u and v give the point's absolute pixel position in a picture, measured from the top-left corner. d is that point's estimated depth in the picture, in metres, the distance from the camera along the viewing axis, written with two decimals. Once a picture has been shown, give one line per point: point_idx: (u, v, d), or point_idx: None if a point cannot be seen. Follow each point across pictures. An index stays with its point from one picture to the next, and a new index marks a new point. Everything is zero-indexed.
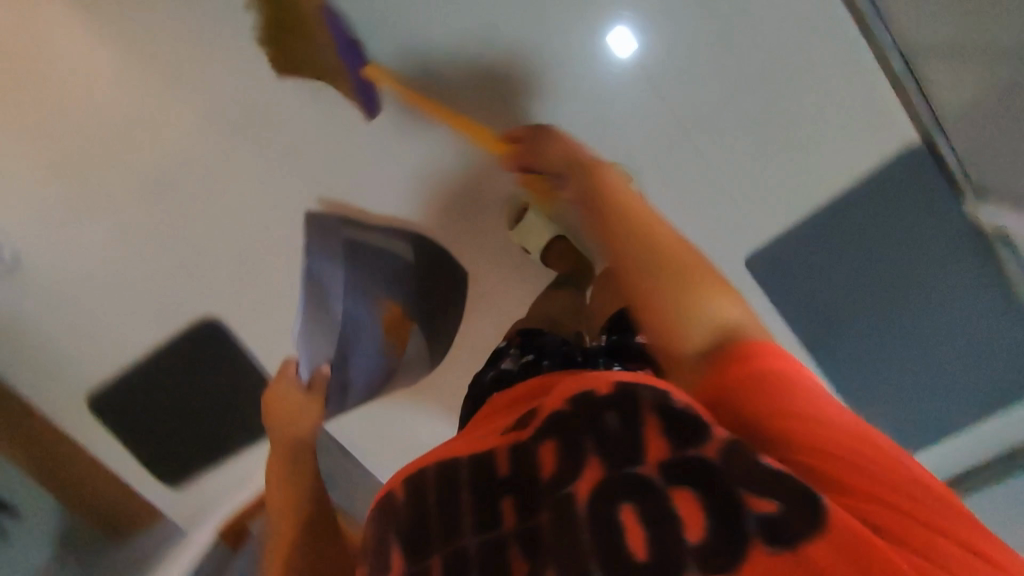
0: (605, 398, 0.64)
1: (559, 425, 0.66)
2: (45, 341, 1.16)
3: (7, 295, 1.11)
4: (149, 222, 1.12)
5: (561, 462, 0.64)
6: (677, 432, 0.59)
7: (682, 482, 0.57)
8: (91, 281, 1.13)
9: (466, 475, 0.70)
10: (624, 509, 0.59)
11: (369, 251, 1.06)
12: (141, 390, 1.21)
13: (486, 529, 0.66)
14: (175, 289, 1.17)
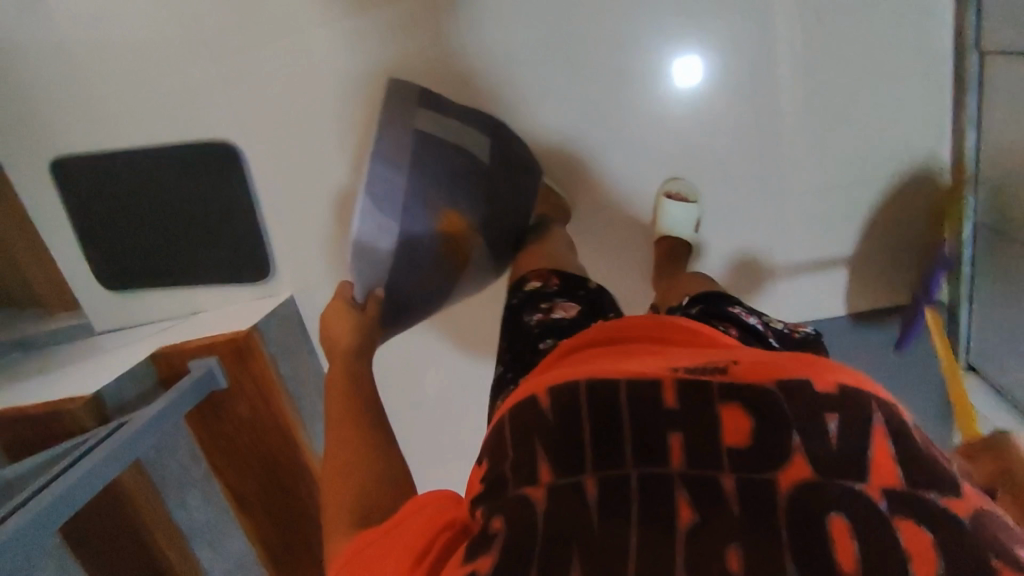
0: (840, 398, 0.48)
1: (768, 401, 0.47)
2: (37, 98, 1.07)
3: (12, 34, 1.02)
4: (189, 17, 1.02)
5: (763, 442, 0.46)
6: (926, 471, 0.45)
7: (910, 511, 0.43)
8: (104, 54, 1.04)
9: (624, 401, 0.49)
10: (833, 519, 0.42)
11: (438, 147, 1.02)
12: (121, 188, 1.11)
13: (618, 470, 0.46)
14: (197, 94, 1.06)
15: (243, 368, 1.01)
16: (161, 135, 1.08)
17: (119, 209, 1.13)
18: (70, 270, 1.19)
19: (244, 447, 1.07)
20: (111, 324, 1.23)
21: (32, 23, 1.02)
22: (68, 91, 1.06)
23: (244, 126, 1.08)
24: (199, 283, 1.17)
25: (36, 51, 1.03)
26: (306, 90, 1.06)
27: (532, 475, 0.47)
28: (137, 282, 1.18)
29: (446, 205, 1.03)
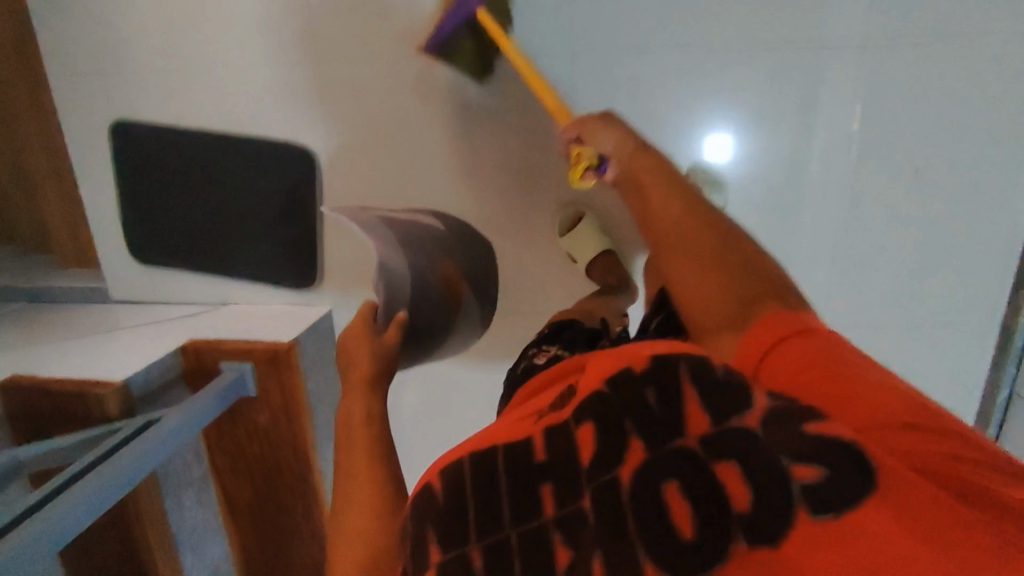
0: (645, 372, 0.45)
1: (597, 407, 0.46)
2: (104, 60, 1.04)
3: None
4: (271, 13, 0.98)
5: (605, 446, 0.45)
6: (717, 393, 0.42)
7: (729, 453, 0.40)
8: (182, 33, 1.01)
9: (501, 462, 0.49)
10: (667, 488, 0.42)
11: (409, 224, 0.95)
12: (173, 166, 1.08)
13: (520, 516, 0.47)
14: (266, 87, 1.02)
15: (276, 378, 0.98)
16: (233, 121, 1.05)
17: (171, 182, 1.09)
18: (99, 231, 1.14)
19: (251, 457, 1.03)
20: (126, 294, 1.18)
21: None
22: (145, 58, 1.03)
23: (320, 130, 1.04)
24: (235, 275, 1.13)
25: (126, 8, 1.00)
26: (390, 110, 1.01)
27: (425, 558, 0.48)
28: (172, 259, 1.14)
29: (441, 254, 0.97)
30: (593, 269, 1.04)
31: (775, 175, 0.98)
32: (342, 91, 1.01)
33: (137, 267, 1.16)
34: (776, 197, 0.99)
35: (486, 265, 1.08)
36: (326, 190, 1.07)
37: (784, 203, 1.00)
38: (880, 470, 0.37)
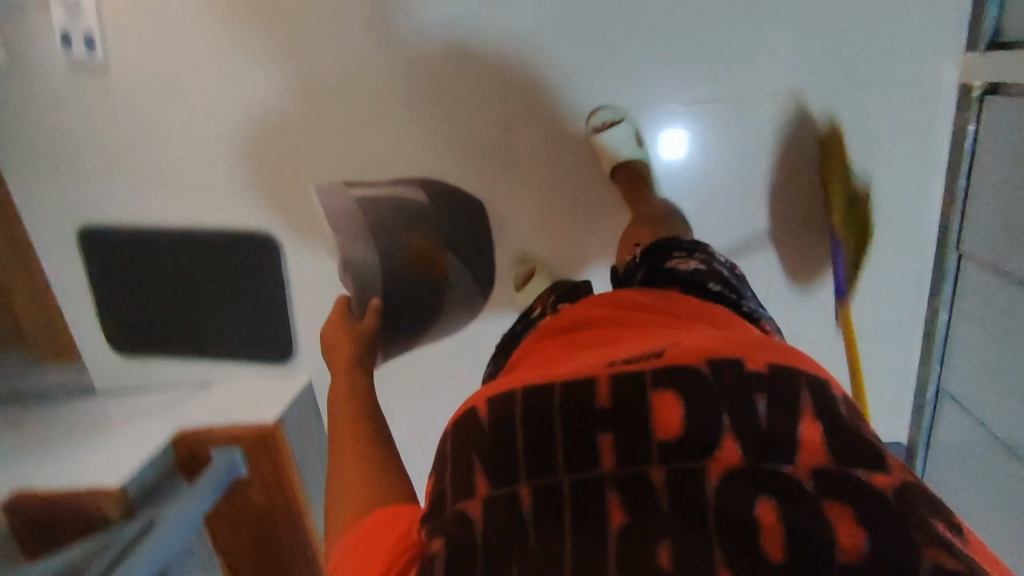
0: (763, 374, 0.45)
1: (696, 383, 0.44)
2: (64, 176, 1.08)
3: (45, 119, 1.04)
4: (221, 119, 1.04)
5: (694, 423, 0.42)
6: (847, 435, 0.41)
7: (847, 494, 0.38)
8: (137, 144, 1.06)
9: (562, 398, 0.45)
10: (763, 505, 0.38)
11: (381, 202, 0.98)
12: (143, 266, 1.12)
13: (571, 463, 0.42)
14: (224, 186, 1.08)
15: (267, 458, 1.04)
16: (199, 216, 1.10)
17: (142, 281, 1.13)
18: (80, 328, 1.19)
19: (251, 539, 1.07)
20: (114, 383, 1.23)
21: (65, 111, 1.04)
22: (103, 170, 1.08)
23: (281, 218, 1.09)
24: (217, 357, 1.19)
25: (79, 126, 1.05)
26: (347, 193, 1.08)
27: (455, 488, 0.44)
28: (155, 347, 1.19)
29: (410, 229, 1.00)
30: None
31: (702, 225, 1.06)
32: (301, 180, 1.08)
33: (120, 361, 1.21)
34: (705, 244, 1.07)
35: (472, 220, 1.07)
36: (290, 274, 1.12)
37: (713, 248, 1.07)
38: None
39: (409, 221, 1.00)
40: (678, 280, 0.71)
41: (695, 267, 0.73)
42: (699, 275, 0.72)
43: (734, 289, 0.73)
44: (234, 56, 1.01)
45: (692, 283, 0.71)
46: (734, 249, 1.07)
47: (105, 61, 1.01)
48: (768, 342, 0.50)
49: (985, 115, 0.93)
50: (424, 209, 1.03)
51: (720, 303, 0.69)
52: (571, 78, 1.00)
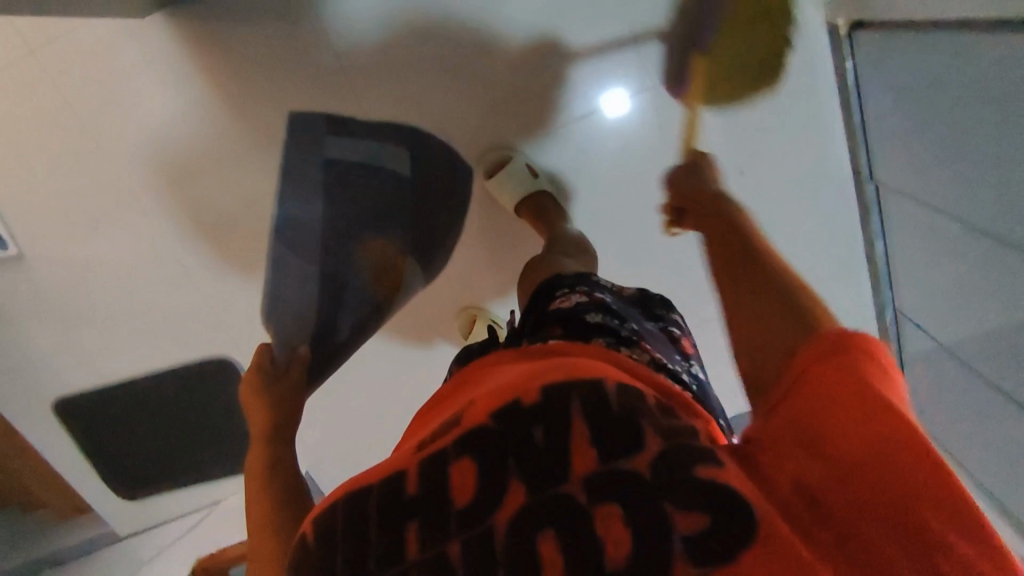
0: (536, 407, 0.46)
1: (479, 441, 0.46)
2: (19, 363, 1.12)
3: None
4: (142, 267, 1.07)
5: (484, 483, 0.44)
6: (609, 436, 0.43)
7: (612, 495, 0.41)
8: (74, 314, 1.09)
9: (375, 506, 0.46)
10: (545, 541, 0.41)
11: (356, 183, 1.00)
12: (121, 418, 1.17)
13: (388, 564, 0.44)
14: (168, 325, 1.12)
15: None
16: (155, 360, 1.14)
17: (125, 432, 1.18)
18: (83, 491, 1.24)
19: None
20: (132, 527, 1.29)
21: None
22: (53, 346, 1.12)
23: (235, 338, 1.14)
24: (219, 474, 1.25)
25: (15, 314, 1.08)
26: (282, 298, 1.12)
27: None
28: (158, 485, 1.24)
29: (371, 238, 1.03)
30: None
31: (623, 220, 1.15)
32: (237, 295, 1.11)
33: (131, 506, 1.26)
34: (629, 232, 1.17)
35: (433, 210, 1.07)
36: None
37: (637, 235, 1.17)
38: (761, 518, 0.39)
39: (377, 215, 1.02)
40: (558, 318, 0.67)
41: (575, 302, 0.68)
42: (578, 309, 0.67)
43: (619, 315, 0.67)
44: (134, 209, 1.03)
45: (570, 319, 0.66)
46: (654, 220, 1.15)
47: (19, 251, 1.04)
48: (550, 363, 0.50)
49: (858, 49, 0.91)
50: (400, 184, 1.02)
51: (602, 332, 0.63)
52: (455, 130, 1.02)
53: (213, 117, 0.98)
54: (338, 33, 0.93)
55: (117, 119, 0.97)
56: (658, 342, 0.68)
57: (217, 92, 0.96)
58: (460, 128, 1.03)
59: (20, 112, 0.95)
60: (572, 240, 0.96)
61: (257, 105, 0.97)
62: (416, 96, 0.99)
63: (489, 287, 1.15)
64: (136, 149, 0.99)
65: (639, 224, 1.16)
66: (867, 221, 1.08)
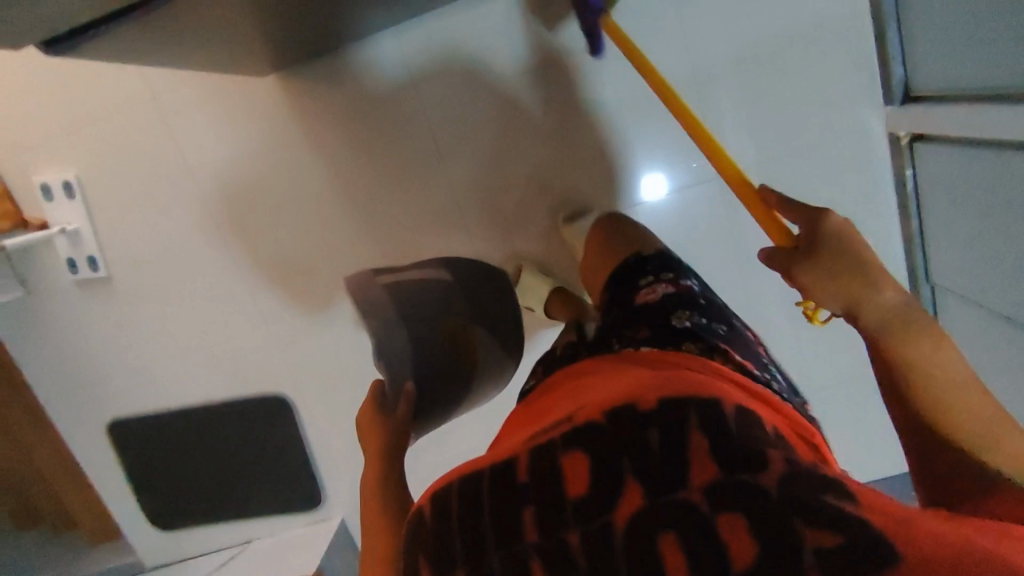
0: (650, 412, 0.46)
1: (589, 440, 0.45)
2: (85, 377, 1.16)
3: (62, 331, 1.13)
4: (216, 297, 1.12)
5: (600, 478, 0.43)
6: (729, 452, 0.42)
7: (737, 507, 0.40)
8: (143, 335, 1.14)
9: (489, 489, 0.47)
10: (662, 536, 0.40)
11: (413, 283, 0.94)
12: (170, 442, 1.19)
13: (500, 550, 0.43)
14: (230, 356, 1.15)
15: None
16: (211, 391, 1.17)
17: (172, 456, 1.20)
18: (121, 514, 1.26)
19: None
20: (161, 558, 1.29)
21: (76, 320, 1.13)
22: (118, 363, 1.16)
23: (290, 379, 1.16)
24: (252, 512, 1.25)
25: (91, 330, 1.13)
26: (340, 340, 1.14)
27: None
28: (194, 517, 1.25)
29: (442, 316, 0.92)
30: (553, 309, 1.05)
31: None
32: (297, 330, 1.14)
33: (159, 533, 1.26)
34: None
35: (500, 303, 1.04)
36: (304, 424, 1.19)
37: None
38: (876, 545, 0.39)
39: (440, 308, 0.93)
40: (649, 311, 0.75)
41: (662, 293, 0.77)
42: (668, 303, 0.75)
43: (705, 313, 0.75)
44: (219, 246, 1.09)
45: (656, 310, 0.75)
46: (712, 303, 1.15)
47: (109, 275, 1.10)
48: (665, 378, 0.51)
49: (918, 158, 0.96)
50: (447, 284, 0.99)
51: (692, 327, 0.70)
52: (527, 195, 1.08)
53: (307, 165, 1.06)
54: (434, 107, 1.03)
55: (221, 158, 1.05)
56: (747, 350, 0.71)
57: (312, 147, 1.05)
58: (532, 196, 1.08)
59: (136, 150, 1.05)
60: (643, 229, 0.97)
61: (349, 156, 1.05)
62: (498, 166, 1.06)
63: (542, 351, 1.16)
64: (233, 187, 1.07)
65: None
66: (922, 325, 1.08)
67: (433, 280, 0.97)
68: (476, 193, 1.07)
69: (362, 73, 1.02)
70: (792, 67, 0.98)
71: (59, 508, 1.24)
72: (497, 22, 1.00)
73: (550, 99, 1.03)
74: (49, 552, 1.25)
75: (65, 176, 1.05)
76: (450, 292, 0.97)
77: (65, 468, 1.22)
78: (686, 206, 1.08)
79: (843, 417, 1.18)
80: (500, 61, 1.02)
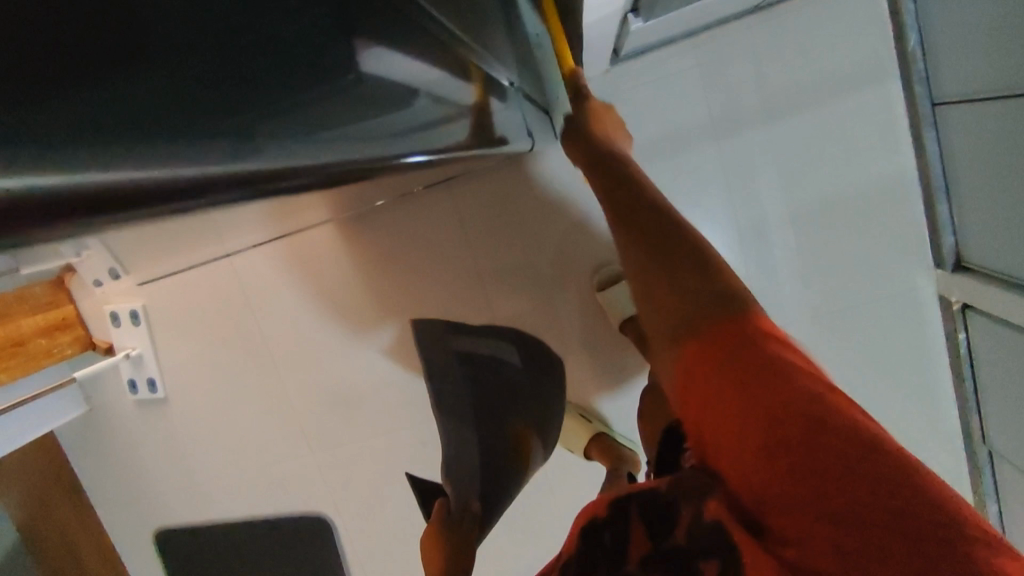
0: (603, 521, 0.46)
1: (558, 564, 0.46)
2: (136, 488, 1.21)
3: (119, 445, 1.19)
4: (264, 418, 1.16)
5: None
6: (652, 520, 0.44)
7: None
8: (192, 451, 1.18)
9: None
10: None
11: (483, 365, 1.02)
12: (213, 551, 1.22)
13: None
14: (272, 474, 1.18)
15: None
16: (253, 505, 1.20)
17: (214, 565, 1.23)
18: None
19: None
20: None
21: (132, 435, 1.18)
22: (168, 476, 1.20)
23: (330, 500, 1.19)
24: None
25: (145, 445, 1.19)
26: (379, 462, 1.16)
27: None
28: None
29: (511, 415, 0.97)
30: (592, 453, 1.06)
31: None
32: (337, 451, 1.16)
33: None
34: None
35: (550, 385, 1.08)
36: (339, 541, 1.20)
37: None
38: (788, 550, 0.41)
39: (504, 399, 0.99)
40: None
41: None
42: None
43: None
44: (267, 371, 1.14)
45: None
46: None
47: (165, 395, 1.16)
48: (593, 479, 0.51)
49: (971, 327, 0.94)
50: (518, 373, 1.05)
51: None
52: (569, 333, 1.09)
53: (354, 298, 1.10)
54: (481, 261, 1.07)
55: (275, 290, 1.10)
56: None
57: (365, 287, 1.09)
58: (574, 343, 1.09)
59: (201, 285, 1.11)
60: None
61: (396, 293, 1.09)
62: (540, 310, 1.08)
63: (578, 484, 1.14)
64: (283, 316, 1.11)
65: None
66: (979, 483, 1.02)
67: (499, 362, 1.04)
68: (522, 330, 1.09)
69: (409, 216, 1.06)
70: (839, 231, 0.98)
71: None
72: (543, 184, 1.03)
73: (595, 255, 1.06)
74: None
75: (133, 306, 1.12)
76: (515, 376, 1.04)
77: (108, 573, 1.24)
78: None
79: None
80: (547, 220, 1.04)
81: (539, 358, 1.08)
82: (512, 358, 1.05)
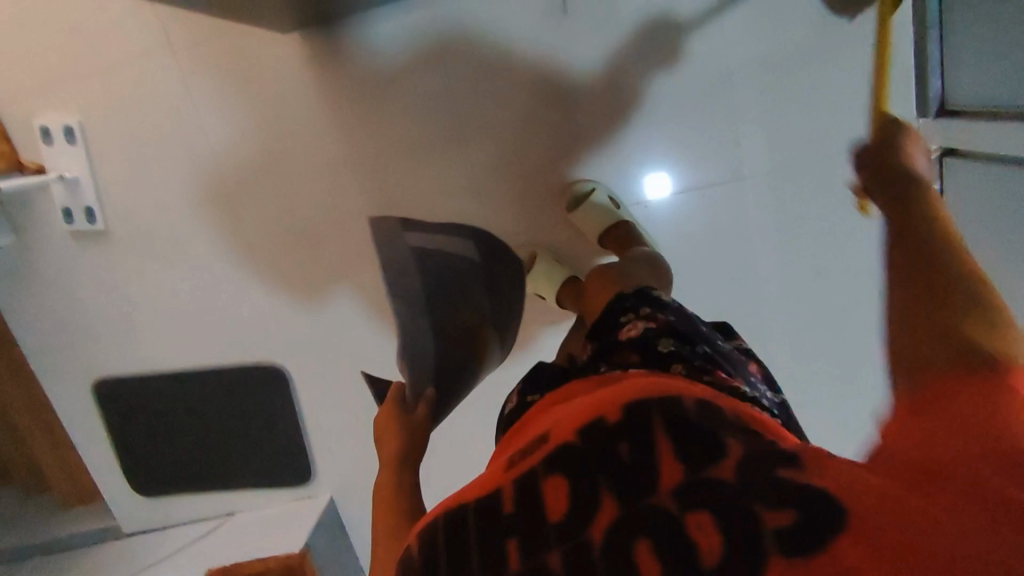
0: (618, 421, 0.45)
1: (575, 456, 0.44)
2: (71, 331, 1.12)
3: (51, 280, 1.09)
4: (214, 257, 1.07)
5: (581, 494, 0.43)
6: (688, 447, 0.43)
7: (702, 502, 0.40)
8: (134, 291, 1.09)
9: (472, 522, 0.45)
10: (637, 544, 0.39)
11: (438, 256, 0.87)
12: (157, 402, 1.15)
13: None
14: (223, 318, 1.11)
15: None
16: (202, 353, 1.13)
17: (159, 417, 1.16)
18: (99, 477, 1.22)
19: None
20: (137, 524, 1.25)
21: (66, 271, 1.08)
22: (106, 319, 1.11)
23: (288, 349, 1.12)
24: (238, 483, 1.22)
25: (81, 283, 1.09)
26: (340, 310, 1.10)
27: None
28: (178, 490, 1.22)
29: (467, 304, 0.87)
30: (562, 299, 1.02)
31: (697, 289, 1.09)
32: (295, 295, 1.09)
33: (133, 492, 1.22)
34: (702, 303, 1.10)
35: (506, 280, 1.00)
36: (295, 394, 1.15)
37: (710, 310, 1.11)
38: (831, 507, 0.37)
39: (461, 290, 0.86)
40: (631, 346, 0.63)
41: (644, 328, 0.65)
42: (648, 338, 0.63)
43: (697, 340, 0.64)
44: (221, 204, 1.05)
45: (645, 348, 0.62)
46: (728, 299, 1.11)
47: (105, 228, 1.06)
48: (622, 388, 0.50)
49: (946, 175, 0.95)
50: (473, 267, 0.95)
51: (677, 360, 0.60)
52: (545, 172, 1.03)
53: (318, 124, 1.01)
54: (458, 105, 1.00)
55: (228, 108, 1.00)
56: (736, 369, 0.65)
57: (330, 113, 1.01)
58: (545, 193, 1.04)
59: (145, 103, 1.00)
60: (645, 258, 0.87)
61: (367, 121, 1.01)
62: (513, 150, 1.02)
63: (548, 337, 1.11)
64: (240, 141, 1.02)
65: (717, 299, 1.10)
66: None
67: (457, 258, 0.92)
68: (498, 169, 1.03)
69: (382, 33, 0.97)
70: (821, 79, 0.97)
71: (38, 476, 1.22)
72: (533, 10, 0.95)
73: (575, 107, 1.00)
74: (28, 518, 1.22)
75: (67, 121, 1.00)
76: (473, 272, 0.93)
77: (40, 428, 1.19)
78: (699, 195, 1.04)
79: (852, 426, 1.15)
80: (536, 58, 0.98)
81: (494, 252, 1.01)
82: (469, 252, 0.96)
